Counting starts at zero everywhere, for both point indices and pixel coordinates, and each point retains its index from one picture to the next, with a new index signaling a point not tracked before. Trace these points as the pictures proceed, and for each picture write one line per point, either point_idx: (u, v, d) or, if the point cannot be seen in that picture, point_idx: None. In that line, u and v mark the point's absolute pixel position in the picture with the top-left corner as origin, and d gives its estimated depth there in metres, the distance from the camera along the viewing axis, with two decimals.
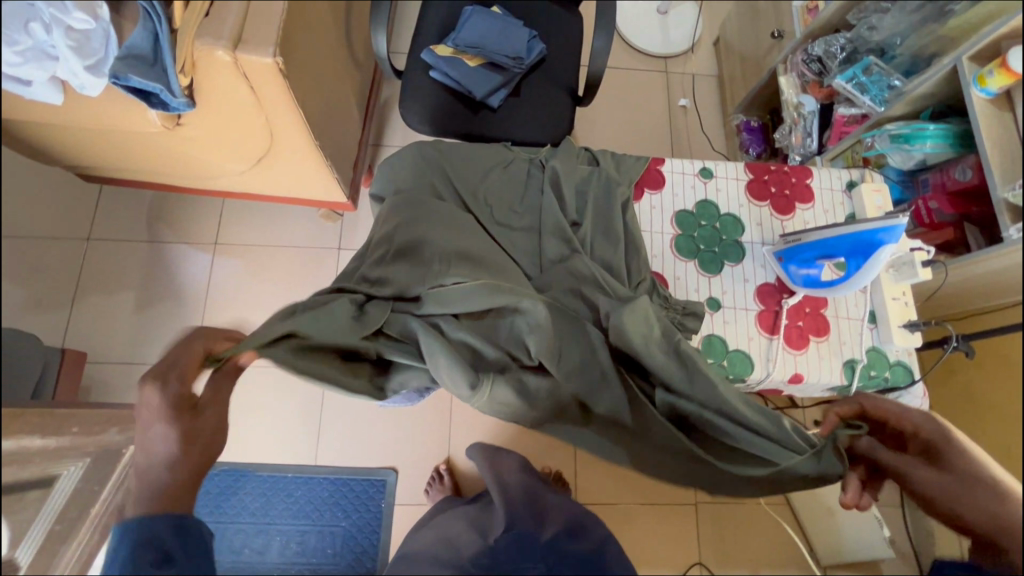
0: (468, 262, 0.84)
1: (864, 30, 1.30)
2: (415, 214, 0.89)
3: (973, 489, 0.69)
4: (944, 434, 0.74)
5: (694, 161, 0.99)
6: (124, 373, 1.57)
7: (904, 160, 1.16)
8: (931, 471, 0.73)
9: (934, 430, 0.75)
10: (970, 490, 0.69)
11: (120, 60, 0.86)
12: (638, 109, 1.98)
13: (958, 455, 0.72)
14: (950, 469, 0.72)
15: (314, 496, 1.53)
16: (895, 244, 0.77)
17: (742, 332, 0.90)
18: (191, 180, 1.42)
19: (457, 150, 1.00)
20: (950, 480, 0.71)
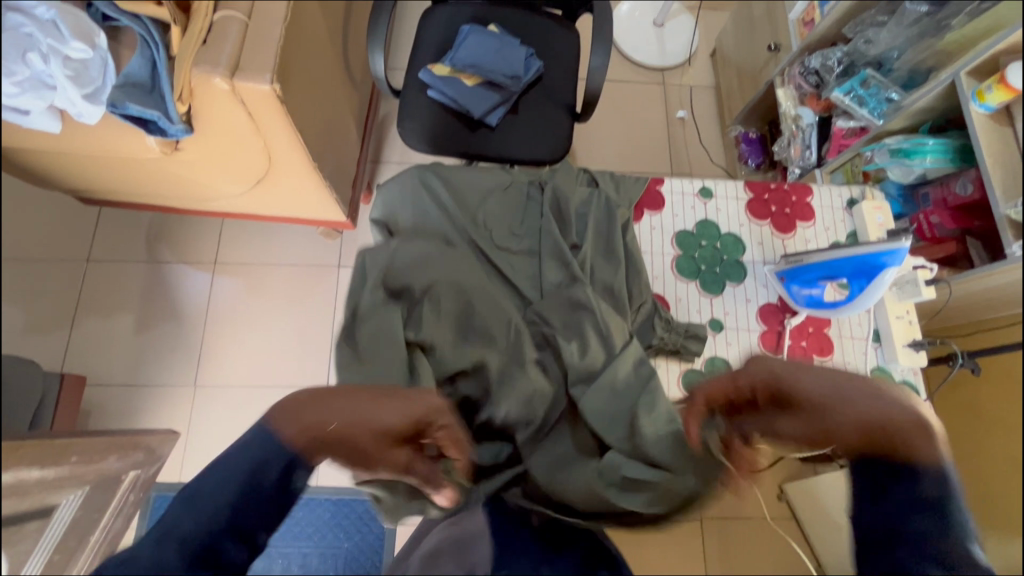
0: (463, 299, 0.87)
1: (861, 44, 1.30)
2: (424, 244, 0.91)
3: (817, 420, 0.71)
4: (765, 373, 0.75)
5: (694, 181, 0.99)
6: (124, 395, 1.56)
7: (905, 174, 1.15)
8: (784, 424, 0.73)
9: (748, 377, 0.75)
10: (820, 420, 0.71)
11: (120, 90, 0.91)
12: (636, 122, 1.98)
13: (792, 392, 0.73)
14: (793, 415, 0.73)
15: (316, 518, 1.52)
16: (898, 267, 0.77)
17: (745, 354, 0.89)
18: (190, 202, 1.42)
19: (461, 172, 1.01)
20: (795, 421, 0.73)
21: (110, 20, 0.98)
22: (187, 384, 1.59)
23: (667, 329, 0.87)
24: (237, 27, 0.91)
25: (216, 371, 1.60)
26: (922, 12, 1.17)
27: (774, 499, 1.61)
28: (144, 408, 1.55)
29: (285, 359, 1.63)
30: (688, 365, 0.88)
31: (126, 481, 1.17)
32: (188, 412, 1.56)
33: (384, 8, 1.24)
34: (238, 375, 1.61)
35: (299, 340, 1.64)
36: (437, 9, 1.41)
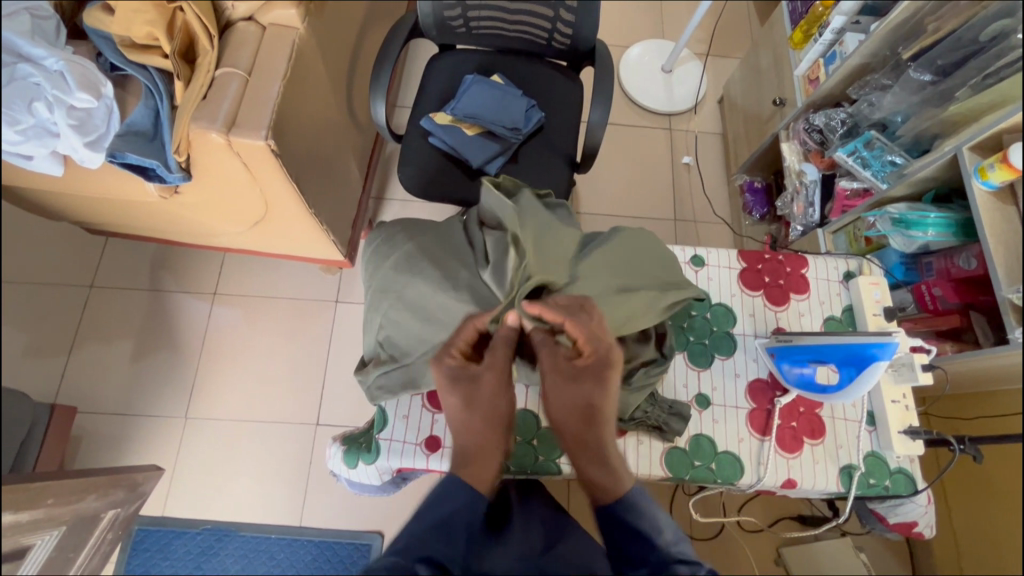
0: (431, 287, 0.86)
1: (865, 106, 1.30)
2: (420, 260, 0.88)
3: (592, 411, 0.78)
4: (606, 362, 0.79)
5: (685, 248, 0.97)
6: (114, 424, 1.55)
7: (906, 243, 1.12)
8: (576, 392, 0.79)
9: (598, 350, 0.79)
10: (599, 411, 0.78)
11: (119, 137, 0.95)
12: (642, 168, 1.97)
13: (605, 383, 0.78)
14: (576, 389, 0.78)
15: (297, 560, 1.48)
16: (889, 360, 0.75)
17: (731, 432, 0.86)
18: (191, 238, 1.43)
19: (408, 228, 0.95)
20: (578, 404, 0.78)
21: (117, 69, 1.01)
22: (178, 416, 1.58)
23: (651, 404, 0.84)
24: (236, 84, 0.94)
25: (206, 403, 1.60)
26: (925, 80, 1.16)
27: (770, 563, 1.50)
28: (133, 438, 1.55)
29: (276, 395, 1.61)
30: (672, 443, 0.85)
31: (105, 520, 1.19)
32: (175, 446, 1.55)
33: (388, 58, 1.27)
34: (227, 408, 1.60)
35: (291, 376, 1.63)
36: (441, 58, 1.43)
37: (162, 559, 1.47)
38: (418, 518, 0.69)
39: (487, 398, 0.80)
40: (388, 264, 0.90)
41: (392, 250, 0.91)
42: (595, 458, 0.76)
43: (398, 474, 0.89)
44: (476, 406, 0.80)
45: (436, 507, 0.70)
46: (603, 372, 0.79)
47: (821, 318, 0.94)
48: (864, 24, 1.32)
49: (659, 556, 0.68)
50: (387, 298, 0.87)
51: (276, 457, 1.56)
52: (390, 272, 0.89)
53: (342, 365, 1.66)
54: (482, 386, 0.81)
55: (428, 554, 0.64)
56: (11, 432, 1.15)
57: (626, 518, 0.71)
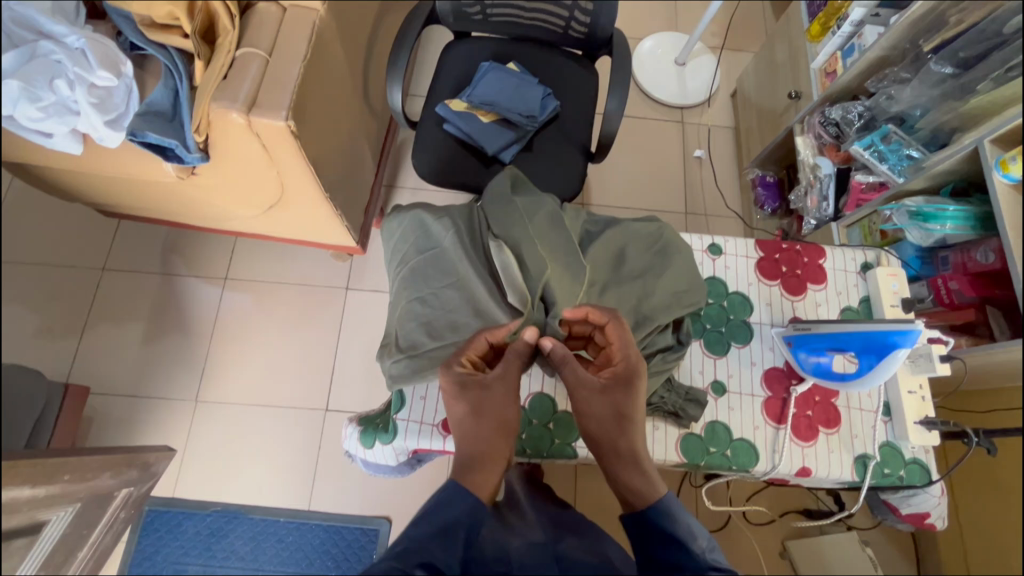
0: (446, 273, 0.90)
1: (883, 99, 1.29)
2: (439, 254, 0.92)
3: (623, 423, 0.74)
4: (634, 372, 0.76)
5: (702, 237, 0.97)
6: (126, 406, 1.56)
7: (923, 236, 1.12)
8: (599, 402, 0.75)
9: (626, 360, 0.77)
10: (634, 422, 0.75)
11: (139, 117, 0.94)
12: (653, 161, 1.96)
13: (633, 392, 0.75)
14: (608, 399, 0.75)
15: (305, 544, 1.50)
16: (909, 349, 0.75)
17: (747, 420, 0.86)
18: (206, 221, 1.43)
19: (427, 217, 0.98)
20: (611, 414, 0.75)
21: (138, 48, 1.00)
22: (188, 398, 1.59)
23: (668, 389, 0.84)
24: (257, 65, 0.94)
25: (217, 387, 1.60)
26: (946, 73, 1.15)
27: (775, 556, 1.51)
28: (144, 420, 1.56)
29: (286, 380, 1.62)
30: (688, 429, 0.85)
31: (119, 498, 1.21)
32: (186, 429, 1.56)
33: (405, 43, 1.26)
34: (237, 392, 1.61)
35: (301, 362, 1.64)
36: (457, 45, 1.43)
37: (172, 540, 1.49)
38: (421, 525, 0.66)
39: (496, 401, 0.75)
40: (411, 251, 0.94)
41: (414, 236, 0.95)
42: (632, 470, 0.73)
43: (413, 455, 0.90)
44: (479, 413, 0.74)
45: (441, 511, 0.67)
46: (631, 382, 0.76)
47: (839, 308, 0.94)
48: (883, 16, 1.30)
49: (696, 565, 0.67)
50: (406, 285, 0.92)
51: (285, 442, 1.57)
52: (412, 257, 0.93)
53: (351, 351, 1.66)
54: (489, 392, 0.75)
55: (427, 560, 0.62)
56: (27, 409, 1.17)
57: (658, 527, 0.70)
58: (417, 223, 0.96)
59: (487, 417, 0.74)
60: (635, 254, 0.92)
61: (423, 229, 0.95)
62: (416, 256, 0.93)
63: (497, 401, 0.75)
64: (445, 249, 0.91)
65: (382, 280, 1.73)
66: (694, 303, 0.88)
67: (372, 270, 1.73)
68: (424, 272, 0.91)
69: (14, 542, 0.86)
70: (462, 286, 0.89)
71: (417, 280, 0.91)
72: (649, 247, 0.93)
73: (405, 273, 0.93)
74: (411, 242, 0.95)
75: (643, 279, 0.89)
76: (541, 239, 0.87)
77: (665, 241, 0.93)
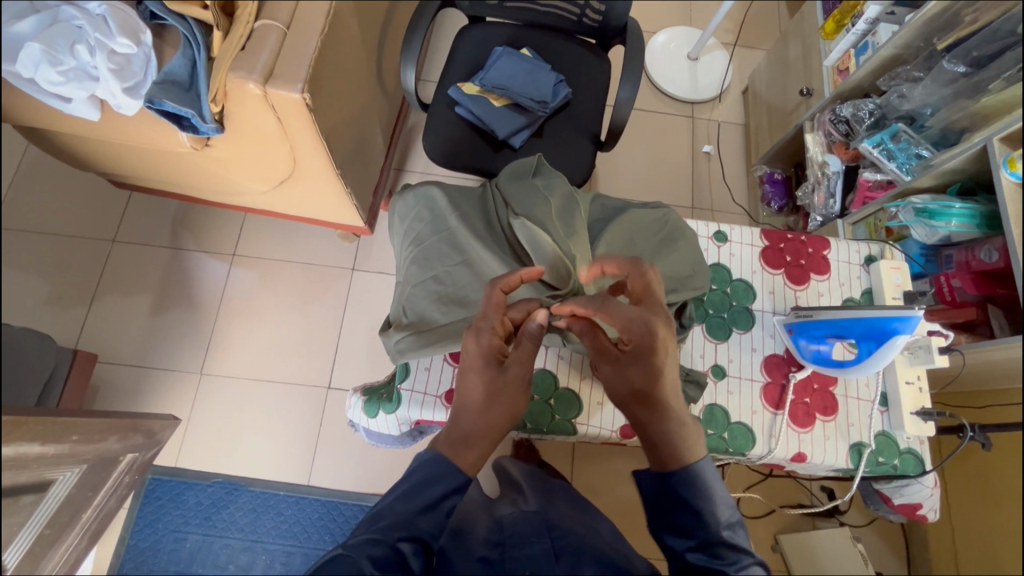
0: (455, 252, 0.91)
1: (895, 98, 1.29)
2: (449, 231, 0.93)
3: (643, 401, 0.72)
4: (651, 348, 0.71)
5: (709, 224, 0.98)
6: (131, 376, 1.58)
7: (928, 234, 1.13)
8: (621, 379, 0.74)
9: (643, 337, 0.71)
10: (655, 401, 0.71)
11: (157, 85, 0.94)
12: (662, 155, 1.97)
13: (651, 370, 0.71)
14: (628, 376, 0.72)
15: (303, 517, 1.52)
16: (909, 336, 0.76)
17: (745, 405, 0.88)
18: (216, 195, 1.45)
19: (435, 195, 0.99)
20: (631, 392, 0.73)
21: (157, 19, 0.97)
22: (193, 370, 1.61)
23: None
24: (275, 37, 0.96)
25: (221, 361, 1.62)
26: (959, 72, 1.15)
27: (767, 549, 1.52)
28: (149, 390, 1.58)
29: (289, 358, 1.64)
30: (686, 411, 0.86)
31: (124, 463, 1.23)
32: (189, 401, 1.58)
33: (420, 24, 1.27)
34: (241, 367, 1.62)
35: (305, 340, 1.66)
36: (471, 29, 1.44)
37: (172, 509, 1.51)
38: (410, 499, 0.69)
39: (513, 382, 0.73)
40: (420, 231, 0.95)
41: (424, 216, 0.96)
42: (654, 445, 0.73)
43: (415, 426, 0.92)
44: (497, 391, 0.72)
45: (436, 482, 0.70)
46: (647, 359, 0.71)
47: (841, 299, 0.95)
48: (898, 15, 1.30)
49: (707, 533, 0.72)
50: (415, 262, 0.93)
51: (288, 418, 1.59)
52: (421, 236, 0.95)
53: (355, 331, 1.68)
54: (508, 373, 0.73)
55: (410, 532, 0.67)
56: (36, 372, 1.19)
57: (677, 492, 0.72)
58: (425, 201, 0.96)
59: (505, 399, 0.72)
60: (643, 237, 0.93)
61: (432, 208, 0.96)
62: (425, 236, 0.94)
63: (513, 382, 0.73)
64: (454, 226, 0.92)
65: (388, 263, 1.74)
66: (700, 286, 0.88)
67: (378, 251, 1.75)
68: (433, 249, 0.92)
69: (22, 496, 0.88)
70: (477, 264, 0.90)
71: (425, 257, 0.92)
72: (658, 230, 0.94)
73: (414, 251, 0.94)
74: (420, 221, 0.96)
75: (650, 260, 0.90)
76: (552, 219, 0.89)
77: (672, 226, 0.94)
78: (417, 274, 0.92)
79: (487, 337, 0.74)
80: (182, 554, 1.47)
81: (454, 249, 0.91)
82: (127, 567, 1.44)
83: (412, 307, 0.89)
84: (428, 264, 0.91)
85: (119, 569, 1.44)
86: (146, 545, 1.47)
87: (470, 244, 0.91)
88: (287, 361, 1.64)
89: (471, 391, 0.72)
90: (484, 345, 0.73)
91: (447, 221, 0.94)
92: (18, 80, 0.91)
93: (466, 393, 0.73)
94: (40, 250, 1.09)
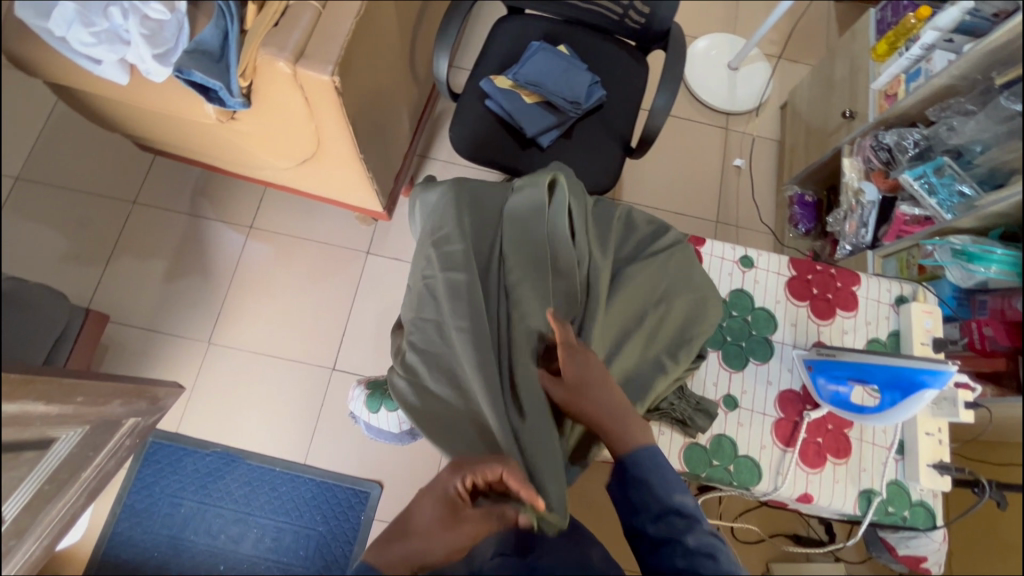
0: (453, 304, 0.83)
1: (944, 130, 1.24)
2: (451, 279, 0.84)
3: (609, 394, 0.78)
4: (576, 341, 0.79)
5: (736, 247, 0.95)
6: (142, 338, 1.60)
7: (964, 277, 1.07)
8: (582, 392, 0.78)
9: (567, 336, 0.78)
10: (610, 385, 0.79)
11: (187, 54, 0.89)
12: (690, 165, 1.92)
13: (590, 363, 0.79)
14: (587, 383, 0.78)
15: (297, 496, 1.53)
16: (938, 390, 0.72)
17: (755, 439, 0.85)
18: (239, 167, 1.43)
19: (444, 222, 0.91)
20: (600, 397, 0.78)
21: None
22: (202, 339, 1.62)
23: (678, 397, 0.84)
24: (309, 15, 0.93)
25: (229, 331, 1.63)
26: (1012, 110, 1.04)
27: None
28: (158, 354, 1.60)
29: (297, 336, 1.64)
30: (694, 439, 0.84)
31: (126, 426, 1.24)
32: (195, 369, 1.59)
33: (457, 12, 1.24)
34: (248, 339, 1.63)
35: (313, 320, 1.66)
36: (509, 20, 1.40)
37: (170, 474, 1.53)
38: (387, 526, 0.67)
39: (459, 540, 0.67)
40: (423, 273, 0.88)
41: (429, 253, 0.88)
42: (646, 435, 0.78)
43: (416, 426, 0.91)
44: (437, 534, 0.66)
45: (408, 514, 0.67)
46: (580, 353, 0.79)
47: (865, 338, 0.91)
48: (957, 43, 1.25)
49: (659, 505, 0.76)
50: (417, 307, 0.87)
51: (290, 396, 1.60)
52: (425, 275, 0.88)
53: (364, 314, 1.67)
54: (457, 526, 0.67)
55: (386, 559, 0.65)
56: (47, 330, 1.20)
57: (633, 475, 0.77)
58: (433, 236, 0.89)
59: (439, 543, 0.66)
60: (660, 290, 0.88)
61: (438, 246, 0.88)
62: (427, 277, 0.87)
63: (458, 540, 0.67)
64: (455, 275, 0.84)
65: (403, 249, 1.73)
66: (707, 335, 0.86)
67: (395, 238, 1.73)
68: (433, 298, 0.85)
69: (21, 455, 0.89)
70: (472, 320, 0.81)
71: (426, 303, 0.86)
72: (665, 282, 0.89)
73: (417, 294, 0.88)
74: (426, 258, 0.88)
75: (662, 318, 0.86)
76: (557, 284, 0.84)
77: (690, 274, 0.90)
78: (417, 318, 0.86)
79: (465, 477, 0.69)
80: (176, 519, 1.49)
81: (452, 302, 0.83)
82: (121, 526, 1.47)
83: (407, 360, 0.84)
84: (428, 314, 0.85)
85: (113, 527, 1.47)
86: (142, 507, 1.49)
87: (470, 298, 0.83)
88: (294, 338, 1.64)
89: (421, 511, 0.68)
90: (456, 485, 0.69)
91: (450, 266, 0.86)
92: (50, 37, 0.90)
93: (415, 510, 0.68)
94: (59, 211, 1.10)
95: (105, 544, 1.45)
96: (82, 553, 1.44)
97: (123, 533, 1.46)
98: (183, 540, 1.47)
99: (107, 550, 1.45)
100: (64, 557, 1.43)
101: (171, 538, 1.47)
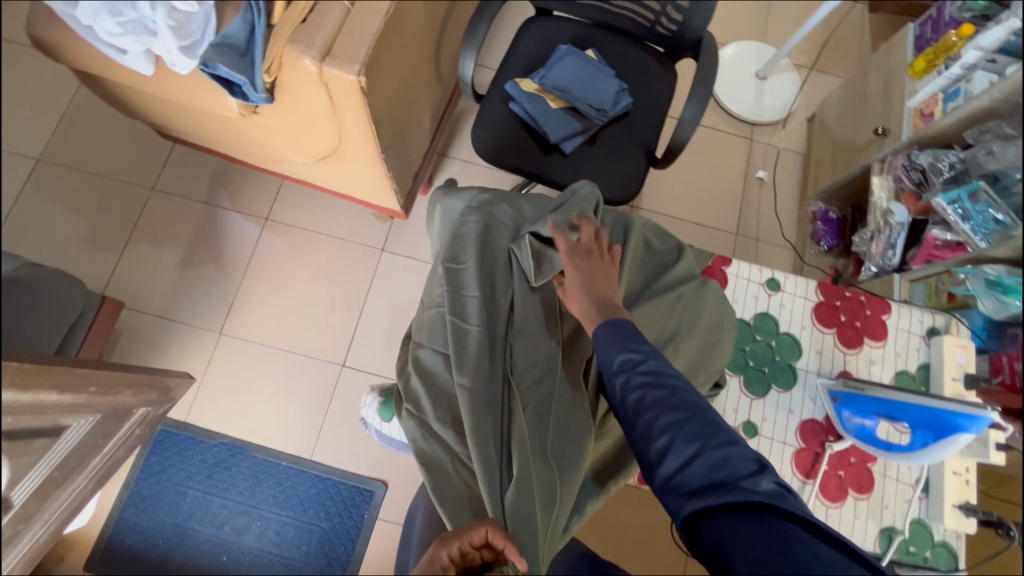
0: (460, 343, 0.92)
1: (982, 154, 1.17)
2: (459, 322, 0.93)
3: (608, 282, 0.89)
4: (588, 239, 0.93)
5: (763, 270, 0.97)
6: (154, 325, 1.60)
7: (997, 308, 1.03)
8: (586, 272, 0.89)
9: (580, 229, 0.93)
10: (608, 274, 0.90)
11: (212, 47, 0.88)
12: (712, 175, 1.89)
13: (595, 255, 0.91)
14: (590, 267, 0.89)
15: (302, 491, 1.53)
16: (974, 435, 0.74)
17: (775, 468, 0.87)
18: (257, 159, 1.42)
19: (460, 262, 0.98)
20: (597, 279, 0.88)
21: None
22: (213, 329, 1.62)
23: None
24: (337, 14, 0.92)
25: (241, 322, 1.63)
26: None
27: None
28: (169, 342, 1.60)
29: (308, 330, 1.63)
30: None
31: (136, 415, 1.24)
32: (206, 359, 1.59)
33: (485, 13, 1.22)
34: (258, 332, 1.63)
35: (325, 315, 1.65)
36: (537, 22, 1.37)
37: (177, 462, 1.53)
38: None
39: None
40: (436, 309, 0.97)
41: (441, 294, 0.97)
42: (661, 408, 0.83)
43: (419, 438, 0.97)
44: None
45: None
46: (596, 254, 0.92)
47: (893, 370, 0.93)
48: (1000, 64, 1.20)
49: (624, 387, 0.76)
50: (427, 338, 0.95)
51: (298, 391, 1.59)
52: (436, 312, 0.96)
53: (376, 312, 1.66)
54: None
55: None
56: (63, 316, 1.21)
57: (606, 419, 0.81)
58: (449, 275, 0.97)
59: None
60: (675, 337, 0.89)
61: (450, 288, 0.96)
62: (438, 314, 0.96)
63: None
64: (465, 318, 0.94)
65: (417, 249, 1.71)
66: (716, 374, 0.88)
67: (410, 236, 1.72)
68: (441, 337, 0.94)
69: (32, 442, 0.90)
70: (472, 366, 0.90)
71: (436, 339, 0.95)
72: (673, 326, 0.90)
73: (429, 328, 0.96)
74: (438, 298, 0.97)
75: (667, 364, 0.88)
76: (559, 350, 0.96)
77: (706, 321, 0.90)
78: (426, 352, 0.94)
79: (451, 546, 0.71)
80: (181, 508, 1.49)
81: (457, 345, 0.91)
82: (127, 512, 1.47)
83: (412, 390, 0.92)
84: (437, 348, 0.94)
85: (119, 513, 1.48)
86: (148, 494, 1.50)
87: (478, 343, 0.92)
88: (304, 333, 1.63)
89: None
90: (440, 553, 0.70)
91: (460, 309, 0.95)
92: (79, 25, 0.90)
93: None
94: (79, 197, 1.10)
95: (110, 529, 1.46)
96: (87, 536, 1.45)
97: (129, 519, 1.47)
98: (187, 529, 1.48)
99: (112, 535, 1.46)
100: (70, 539, 1.45)
101: (175, 527, 1.48)
